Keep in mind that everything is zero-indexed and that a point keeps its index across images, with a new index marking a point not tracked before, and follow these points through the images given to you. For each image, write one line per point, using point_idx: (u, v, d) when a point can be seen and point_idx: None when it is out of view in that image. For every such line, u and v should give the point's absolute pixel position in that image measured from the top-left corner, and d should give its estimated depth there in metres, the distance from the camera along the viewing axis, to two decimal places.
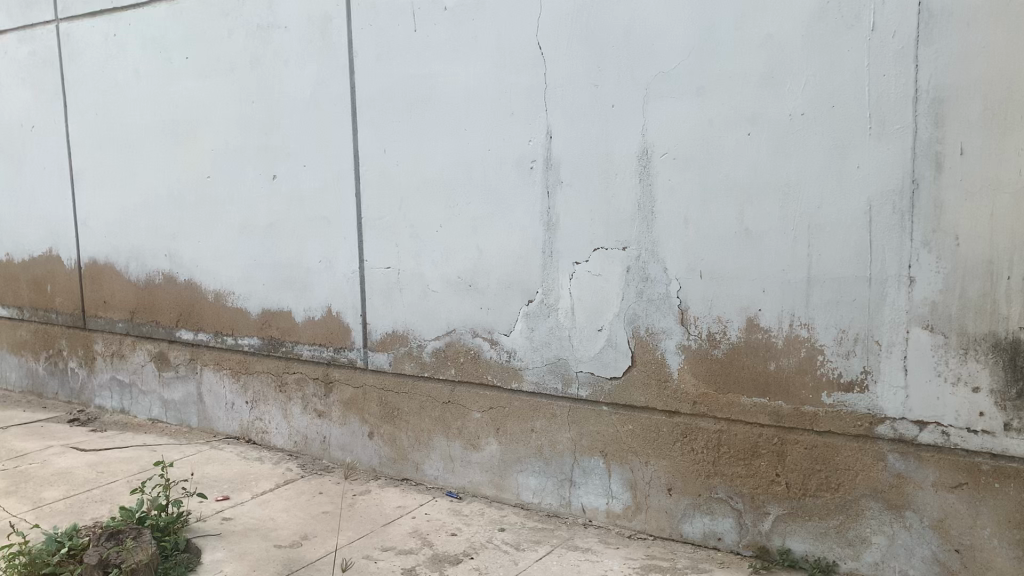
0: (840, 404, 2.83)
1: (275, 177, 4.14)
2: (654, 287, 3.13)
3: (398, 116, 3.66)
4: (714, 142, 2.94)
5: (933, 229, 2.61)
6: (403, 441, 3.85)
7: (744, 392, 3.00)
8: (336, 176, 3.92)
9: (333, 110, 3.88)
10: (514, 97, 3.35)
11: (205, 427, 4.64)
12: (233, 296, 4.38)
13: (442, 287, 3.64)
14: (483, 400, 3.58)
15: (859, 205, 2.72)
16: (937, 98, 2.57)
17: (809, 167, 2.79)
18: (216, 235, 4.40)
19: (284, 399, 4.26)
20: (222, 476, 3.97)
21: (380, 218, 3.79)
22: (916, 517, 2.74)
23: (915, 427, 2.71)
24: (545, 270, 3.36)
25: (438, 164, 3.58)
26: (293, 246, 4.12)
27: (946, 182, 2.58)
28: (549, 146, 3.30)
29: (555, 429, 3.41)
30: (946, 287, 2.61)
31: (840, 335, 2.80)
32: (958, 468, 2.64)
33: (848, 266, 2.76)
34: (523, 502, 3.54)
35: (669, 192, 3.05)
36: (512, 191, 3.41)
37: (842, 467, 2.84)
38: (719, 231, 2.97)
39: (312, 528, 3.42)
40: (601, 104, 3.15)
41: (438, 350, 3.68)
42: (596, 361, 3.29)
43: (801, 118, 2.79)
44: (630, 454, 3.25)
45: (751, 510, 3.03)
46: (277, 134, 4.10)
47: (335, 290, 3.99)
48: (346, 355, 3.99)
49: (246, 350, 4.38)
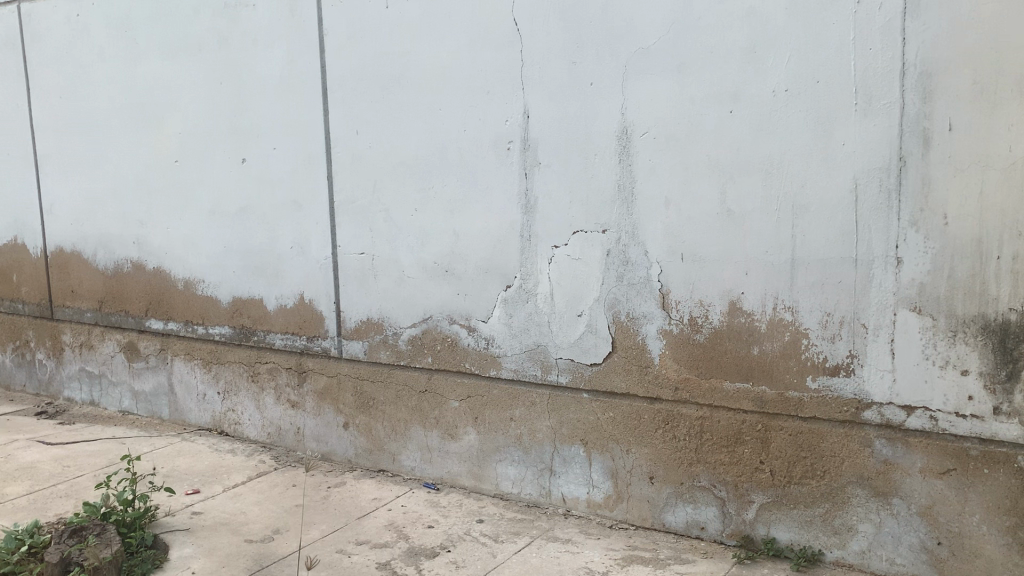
0: (826, 389, 2.75)
1: (245, 161, 4.02)
2: (635, 271, 3.04)
3: (371, 96, 3.55)
4: (696, 120, 2.85)
5: (921, 208, 2.54)
6: (379, 432, 3.75)
7: (727, 377, 2.92)
8: (308, 159, 3.80)
9: (305, 91, 3.76)
10: (490, 75, 3.24)
11: (176, 418, 4.52)
12: (204, 284, 4.26)
13: (417, 272, 3.54)
14: (461, 388, 3.49)
15: (844, 184, 2.64)
16: (924, 73, 2.49)
17: (793, 144, 2.70)
18: (185, 222, 4.27)
19: (256, 389, 4.15)
20: (193, 469, 3.86)
21: (353, 201, 3.68)
22: (904, 505, 2.67)
23: (902, 412, 2.64)
24: (523, 254, 3.27)
25: (412, 145, 3.47)
26: (265, 232, 4.00)
27: (934, 160, 2.50)
28: (526, 126, 3.20)
29: (535, 418, 3.32)
30: (934, 268, 2.54)
31: (825, 318, 2.72)
32: (946, 453, 2.58)
33: (834, 247, 2.68)
34: (502, 493, 3.45)
35: (650, 172, 2.96)
36: (489, 172, 3.31)
37: (828, 453, 2.77)
38: (701, 212, 2.88)
39: (285, 522, 3.31)
40: (580, 82, 3.06)
41: (414, 338, 3.58)
42: (576, 348, 3.20)
43: (784, 94, 2.70)
44: (611, 443, 3.17)
45: (735, 499, 2.96)
46: (247, 116, 3.98)
47: (309, 277, 3.87)
48: (320, 344, 3.89)
49: (217, 339, 4.26)
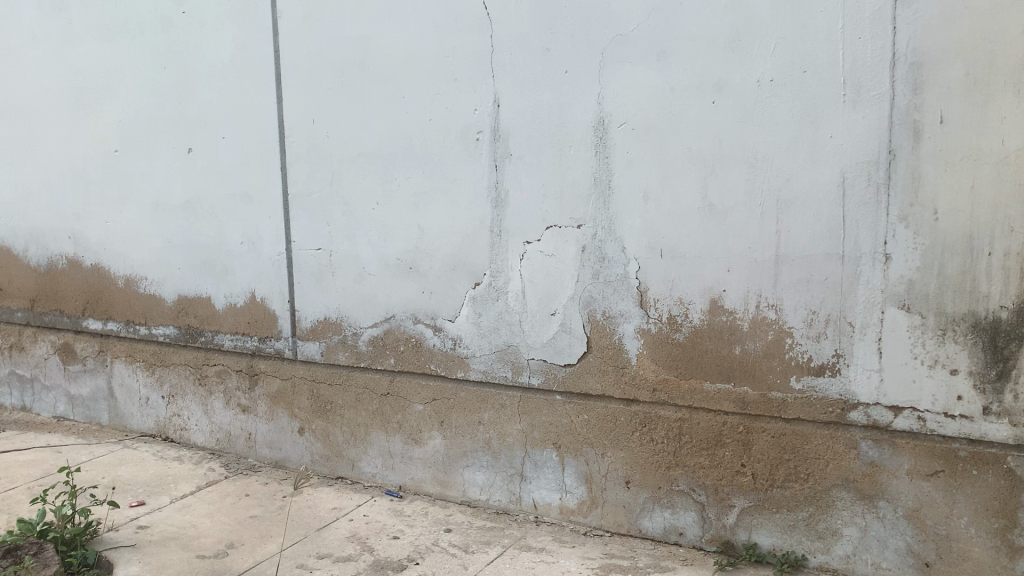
0: (810, 389, 2.67)
1: (191, 151, 3.79)
2: (611, 268, 2.91)
3: (329, 83, 3.36)
4: (676, 111, 2.74)
5: (911, 203, 2.46)
6: (338, 437, 3.57)
7: (708, 378, 2.82)
8: (261, 149, 3.59)
9: (257, 77, 3.55)
10: (457, 62, 3.08)
11: (117, 424, 4.26)
12: (146, 282, 4.01)
13: (379, 269, 3.36)
14: (426, 391, 3.33)
15: (832, 178, 2.55)
16: (915, 63, 2.41)
17: (779, 137, 2.61)
18: (126, 215, 4.01)
19: (204, 393, 3.93)
20: (136, 479, 3.62)
21: (310, 193, 3.48)
22: (890, 507, 2.60)
23: (890, 413, 2.56)
24: (493, 250, 3.12)
25: (374, 135, 3.29)
26: (213, 226, 3.77)
27: (924, 153, 2.43)
28: (496, 116, 3.05)
29: (505, 421, 3.18)
30: (924, 265, 2.46)
31: (811, 317, 2.63)
32: (935, 455, 2.51)
33: (820, 243, 2.59)
34: (470, 500, 3.30)
35: (627, 164, 2.84)
36: (455, 164, 3.15)
37: (812, 456, 2.69)
38: (681, 207, 2.77)
39: (239, 535, 3.11)
40: (553, 69, 2.92)
41: (376, 338, 3.41)
42: (549, 348, 3.06)
43: (769, 85, 2.60)
44: (585, 446, 3.04)
45: (715, 503, 2.86)
46: (194, 103, 3.75)
47: (261, 274, 3.66)
48: (273, 345, 3.68)
49: (160, 340, 4.02)
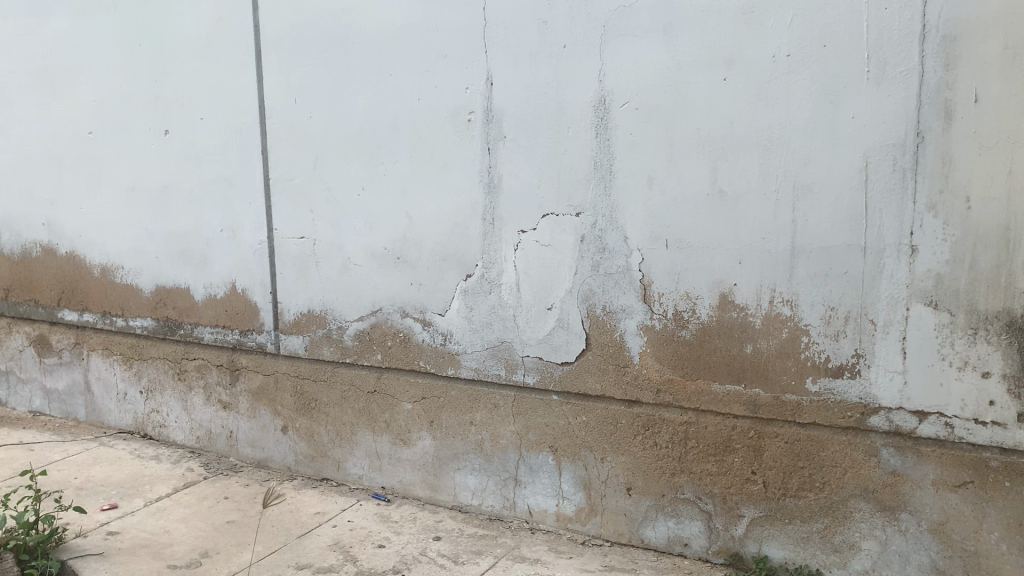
0: (828, 392, 2.46)
1: (168, 133, 3.58)
2: (613, 260, 2.71)
3: (312, 60, 3.14)
4: (683, 89, 2.52)
5: (940, 189, 2.25)
6: (322, 437, 3.38)
7: (716, 378, 2.61)
8: (240, 131, 3.38)
9: (236, 54, 3.33)
10: (447, 36, 2.86)
11: (94, 421, 4.07)
12: (123, 271, 3.80)
13: (365, 260, 3.15)
14: (415, 389, 3.13)
15: (853, 162, 2.34)
16: (948, 36, 2.19)
17: (795, 118, 2.39)
18: (101, 201, 3.80)
19: (183, 388, 3.73)
20: (110, 480, 3.43)
21: (291, 178, 3.27)
22: (913, 521, 2.39)
23: (914, 419, 2.36)
24: (485, 239, 2.91)
25: (359, 116, 3.08)
26: (191, 212, 3.57)
27: (955, 135, 2.21)
28: (489, 95, 2.83)
29: (498, 422, 2.98)
30: (954, 257, 2.25)
31: (828, 314, 2.43)
32: (963, 465, 2.31)
33: (840, 234, 2.38)
34: (461, 505, 3.10)
35: (630, 147, 2.62)
36: (446, 147, 2.94)
37: (828, 463, 2.49)
38: (688, 193, 2.56)
39: (214, 542, 2.92)
40: (551, 44, 2.70)
41: (362, 332, 3.20)
42: (545, 345, 2.86)
43: (785, 60, 2.38)
44: (583, 450, 2.84)
45: (723, 513, 2.66)
46: (171, 82, 3.53)
47: (242, 263, 3.46)
48: (254, 338, 3.48)
49: (137, 333, 3.82)
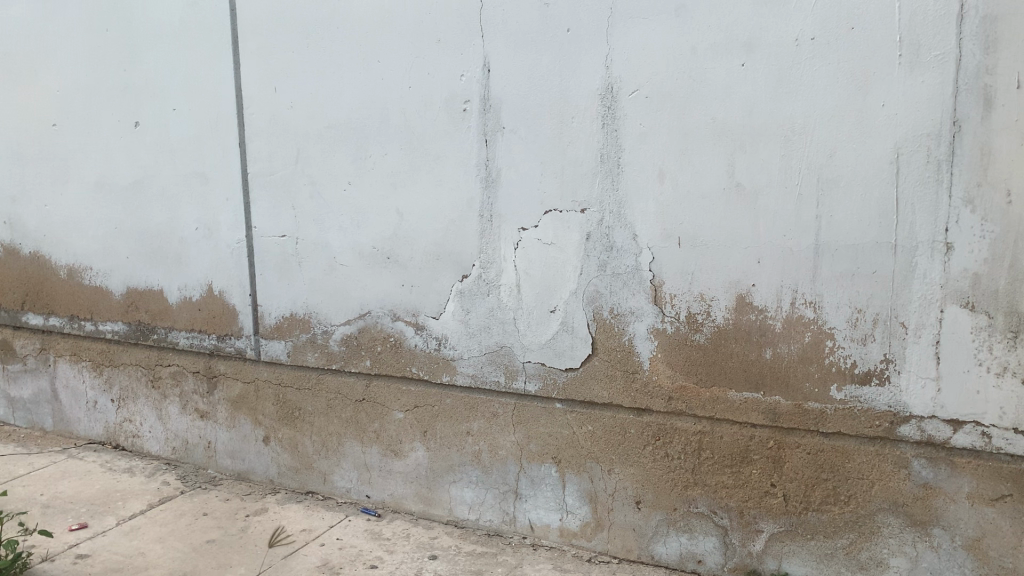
0: (854, 400, 2.30)
1: (138, 125, 3.35)
2: (621, 259, 2.53)
3: (293, 46, 2.93)
4: (698, 75, 2.34)
5: (979, 182, 2.09)
6: (307, 448, 3.17)
7: (733, 385, 2.44)
8: (217, 122, 3.16)
9: (211, 40, 3.12)
10: (440, 20, 2.67)
11: (61, 431, 3.83)
12: (91, 272, 3.57)
13: (352, 260, 2.95)
14: (406, 397, 2.93)
15: (883, 154, 2.17)
16: (989, 17, 2.03)
17: (820, 106, 2.22)
18: (67, 197, 3.57)
19: (158, 397, 3.51)
20: (79, 497, 3.21)
21: (271, 172, 3.06)
22: (946, 536, 2.24)
23: (948, 428, 2.20)
24: (482, 237, 2.72)
25: (345, 105, 2.88)
26: (164, 210, 3.34)
27: (995, 124, 2.06)
28: (486, 82, 2.64)
29: (496, 432, 2.79)
30: (993, 255, 2.10)
31: (855, 316, 2.26)
32: (1000, 477, 2.16)
33: (869, 230, 2.22)
34: (457, 520, 2.92)
35: (640, 139, 2.45)
36: (439, 138, 2.74)
37: (854, 476, 2.32)
38: (703, 188, 2.39)
39: (193, 564, 2.71)
40: (554, 27, 2.51)
41: (349, 337, 3.01)
42: (548, 350, 2.67)
43: (809, 44, 2.21)
44: (589, 462, 2.66)
45: (740, 528, 2.49)
46: (141, 71, 3.31)
47: (219, 264, 3.25)
48: (233, 343, 3.27)
49: (108, 337, 3.59)
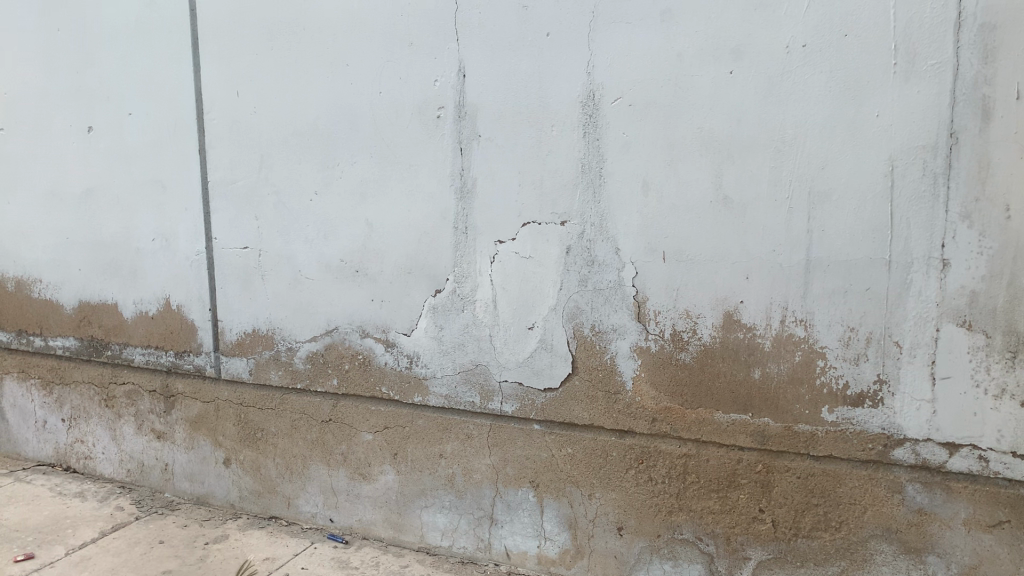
0: (846, 423, 2.20)
1: (92, 130, 3.18)
2: (602, 274, 2.42)
3: (257, 48, 2.78)
4: (684, 82, 2.24)
5: (976, 196, 2.01)
6: (270, 470, 3.02)
7: (719, 407, 2.34)
8: (175, 128, 3.00)
9: (169, 42, 2.96)
10: (413, 23, 2.54)
11: (9, 452, 3.63)
12: (40, 285, 3.39)
13: (319, 274, 2.81)
14: (376, 418, 2.79)
15: (877, 167, 2.09)
16: (988, 25, 1.95)
17: (811, 116, 2.13)
18: (15, 205, 3.39)
19: (111, 416, 3.33)
20: (27, 524, 3.02)
21: (233, 181, 2.91)
22: (941, 564, 2.15)
23: (943, 451, 2.11)
24: (457, 250, 2.59)
25: (312, 111, 2.74)
26: (118, 220, 3.17)
27: (993, 136, 1.97)
28: (461, 88, 2.52)
29: (471, 455, 2.66)
30: (991, 272, 2.01)
31: (848, 334, 2.17)
32: (998, 502, 2.07)
33: (862, 245, 2.13)
34: (429, 547, 2.78)
35: (623, 148, 2.34)
36: (411, 146, 2.61)
37: (845, 501, 2.22)
38: (689, 200, 2.28)
39: None
40: (533, 31, 2.40)
41: (315, 354, 2.86)
42: (526, 369, 2.55)
43: (800, 51, 2.12)
44: (568, 486, 2.54)
45: (727, 555, 2.38)
46: (95, 73, 3.14)
47: (177, 277, 3.08)
48: (192, 361, 3.10)
49: (58, 354, 3.41)
